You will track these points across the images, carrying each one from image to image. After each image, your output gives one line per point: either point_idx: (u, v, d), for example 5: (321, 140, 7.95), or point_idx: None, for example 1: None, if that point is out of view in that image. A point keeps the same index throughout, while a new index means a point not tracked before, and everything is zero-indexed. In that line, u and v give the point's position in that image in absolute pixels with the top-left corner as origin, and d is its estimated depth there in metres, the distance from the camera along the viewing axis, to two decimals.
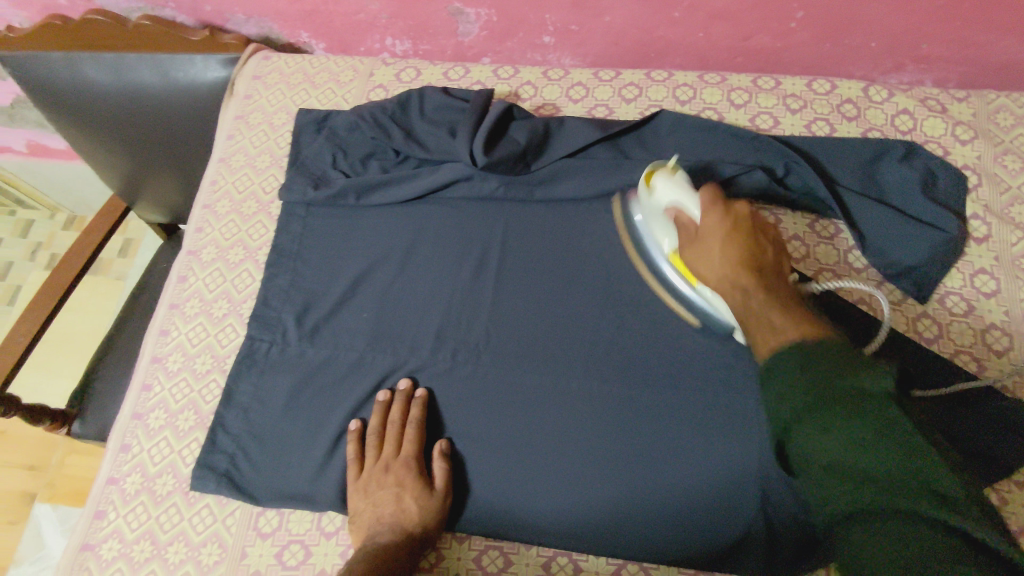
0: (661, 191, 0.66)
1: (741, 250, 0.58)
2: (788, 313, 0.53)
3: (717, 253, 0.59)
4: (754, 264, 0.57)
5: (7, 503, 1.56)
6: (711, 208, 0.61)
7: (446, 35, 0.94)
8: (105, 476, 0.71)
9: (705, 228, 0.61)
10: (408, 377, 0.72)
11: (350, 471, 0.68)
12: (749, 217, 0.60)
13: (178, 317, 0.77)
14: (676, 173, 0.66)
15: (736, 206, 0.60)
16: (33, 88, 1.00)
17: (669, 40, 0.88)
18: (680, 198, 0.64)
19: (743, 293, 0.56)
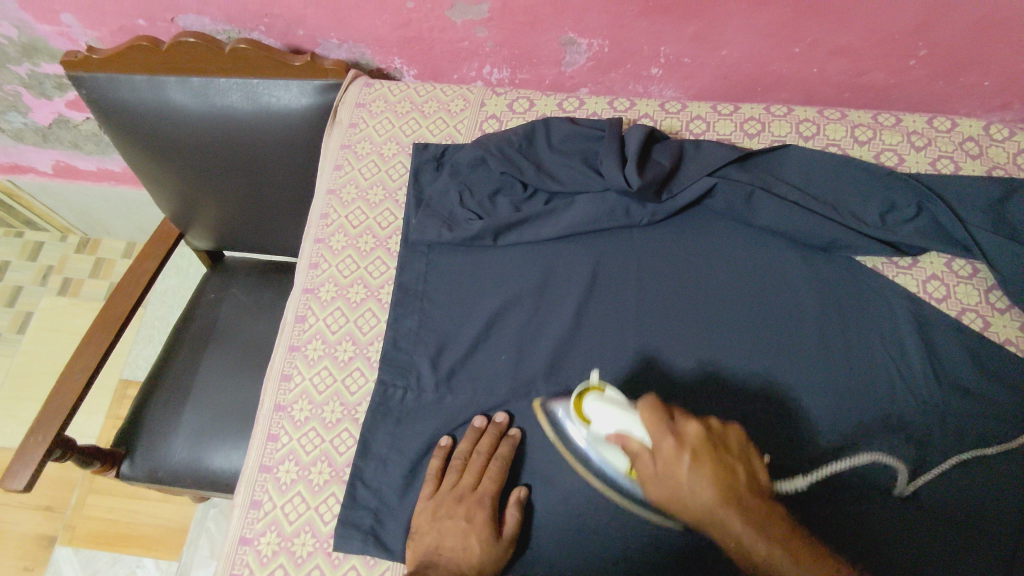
0: (601, 422, 0.61)
1: (716, 472, 0.53)
2: (798, 553, 0.51)
3: (685, 478, 0.53)
4: (732, 493, 0.53)
5: (22, 547, 1.44)
6: (660, 432, 0.55)
7: (549, 64, 0.92)
8: (237, 536, 0.67)
9: (667, 462, 0.54)
10: (505, 412, 0.70)
11: (425, 486, 0.67)
12: (701, 435, 0.55)
13: (301, 360, 0.74)
14: (607, 392, 0.63)
15: (690, 427, 0.55)
16: (108, 112, 0.95)
17: (782, 74, 0.88)
18: (630, 425, 0.59)
19: (726, 530, 0.52)
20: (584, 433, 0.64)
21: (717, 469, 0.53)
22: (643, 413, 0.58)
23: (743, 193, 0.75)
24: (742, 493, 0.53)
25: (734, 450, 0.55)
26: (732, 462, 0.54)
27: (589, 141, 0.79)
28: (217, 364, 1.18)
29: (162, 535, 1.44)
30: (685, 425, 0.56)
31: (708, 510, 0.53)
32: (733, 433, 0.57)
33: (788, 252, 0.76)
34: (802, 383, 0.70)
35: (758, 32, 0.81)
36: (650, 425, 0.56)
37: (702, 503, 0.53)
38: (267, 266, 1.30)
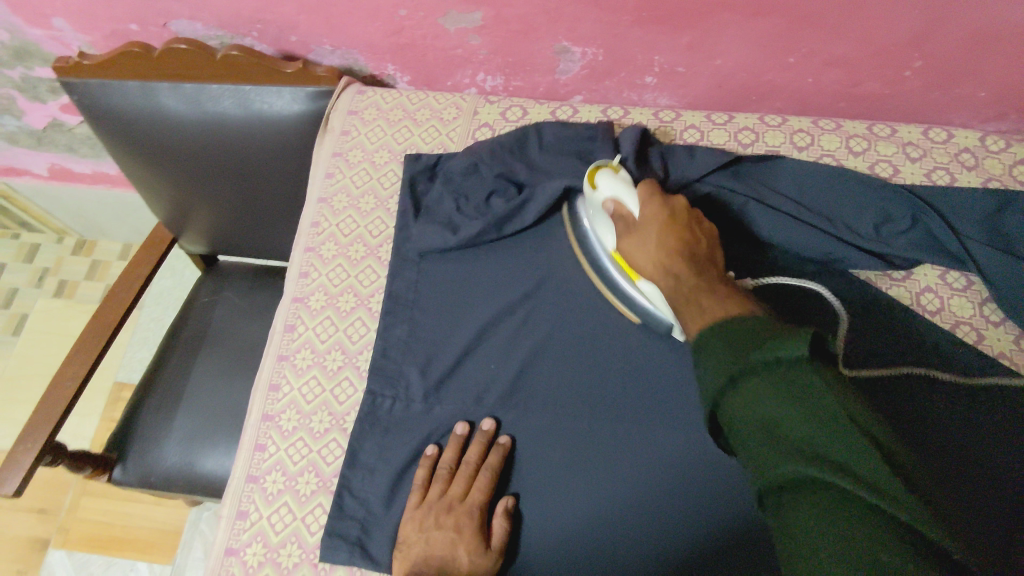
0: (603, 189, 0.67)
1: (678, 231, 0.61)
2: (717, 295, 0.55)
3: (652, 233, 0.62)
4: (685, 253, 0.60)
5: (15, 550, 1.44)
6: (648, 200, 0.64)
7: (543, 72, 0.92)
8: (223, 547, 0.66)
9: (643, 219, 0.63)
10: (493, 417, 0.69)
11: (411, 496, 0.67)
12: (680, 209, 0.63)
13: (289, 369, 0.74)
14: (619, 172, 0.68)
15: (674, 201, 0.64)
16: (100, 117, 0.94)
17: (776, 84, 0.87)
18: (619, 194, 0.66)
19: (669, 269, 0.59)
20: (586, 198, 0.70)
21: (680, 233, 0.61)
22: (642, 188, 0.66)
23: (736, 204, 0.75)
24: (696, 254, 0.60)
25: (704, 229, 0.63)
26: (697, 229, 0.62)
27: (582, 143, 0.79)
28: (211, 367, 1.18)
29: (156, 538, 1.43)
30: (673, 199, 0.65)
31: (660, 258, 0.60)
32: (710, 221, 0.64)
33: (784, 260, 0.76)
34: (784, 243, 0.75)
35: (753, 42, 0.81)
36: (644, 195, 0.64)
37: (655, 255, 0.61)
38: (261, 270, 1.30)
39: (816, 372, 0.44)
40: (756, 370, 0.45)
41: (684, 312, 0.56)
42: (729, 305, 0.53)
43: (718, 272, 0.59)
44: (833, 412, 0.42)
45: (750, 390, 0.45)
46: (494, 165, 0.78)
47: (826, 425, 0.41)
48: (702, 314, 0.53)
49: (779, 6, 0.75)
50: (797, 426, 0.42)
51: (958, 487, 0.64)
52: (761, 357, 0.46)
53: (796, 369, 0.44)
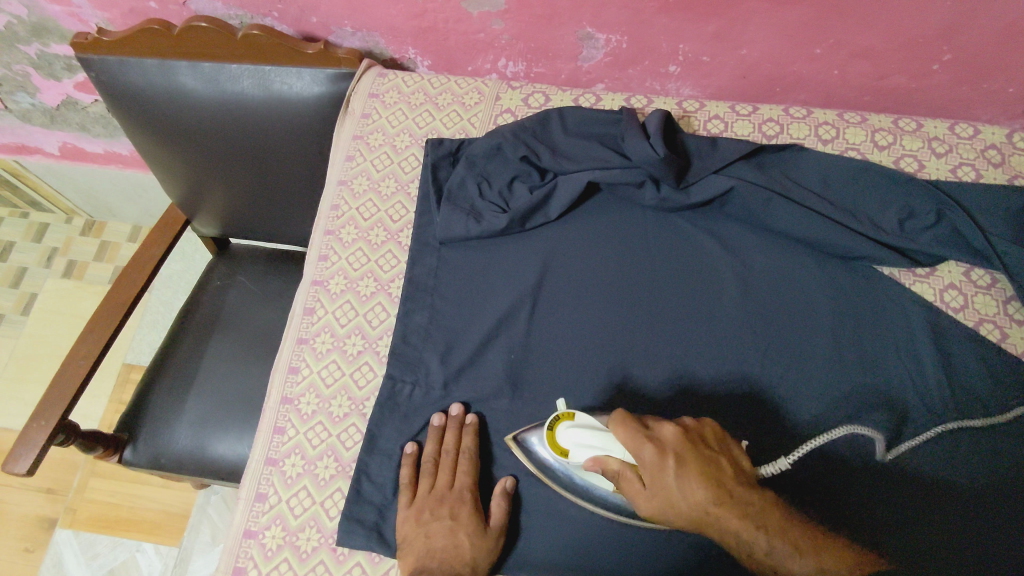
0: (579, 450, 0.61)
1: (700, 463, 0.56)
2: (791, 538, 0.53)
3: (674, 478, 0.55)
4: (717, 480, 0.55)
5: (23, 528, 1.44)
6: (641, 448, 0.57)
7: (566, 59, 0.91)
8: (241, 528, 0.66)
9: (656, 481, 0.56)
10: (460, 404, 0.70)
11: (401, 497, 0.66)
12: (681, 437, 0.57)
13: (309, 353, 0.73)
14: (578, 419, 0.63)
15: (664, 431, 0.58)
16: (118, 96, 0.94)
17: (802, 75, 0.86)
18: (607, 446, 0.60)
19: (724, 527, 0.53)
20: (559, 464, 0.64)
21: (703, 465, 0.56)
22: (617, 434, 0.59)
23: (761, 197, 0.74)
24: (730, 484, 0.55)
25: (714, 445, 0.58)
26: (712, 452, 0.57)
27: (604, 125, 0.79)
28: (221, 351, 1.17)
29: (162, 520, 1.44)
30: (660, 430, 0.58)
31: (705, 509, 0.54)
32: (708, 426, 0.59)
33: (809, 257, 0.75)
34: (777, 372, 0.70)
35: (780, 32, 0.80)
36: (631, 444, 0.58)
37: (695, 507, 0.55)
38: (274, 255, 1.29)
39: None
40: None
41: (773, 574, 0.53)
42: (824, 560, 0.53)
43: (758, 491, 0.56)
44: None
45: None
46: (517, 147, 0.77)
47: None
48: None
49: None
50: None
51: (967, 519, 0.64)
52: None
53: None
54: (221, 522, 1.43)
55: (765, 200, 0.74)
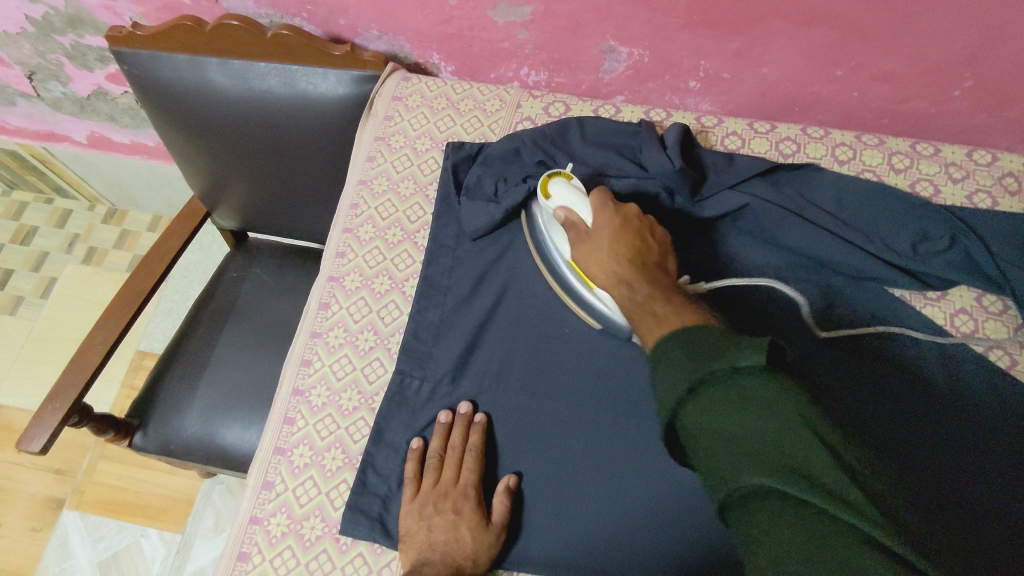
0: (557, 198, 0.68)
1: (630, 239, 0.62)
2: (671, 305, 0.55)
3: (606, 242, 0.63)
4: (638, 257, 0.61)
5: (30, 508, 1.46)
6: (601, 210, 0.65)
7: (588, 70, 0.92)
8: (248, 514, 0.67)
9: (596, 228, 0.65)
10: (469, 401, 0.70)
11: (406, 489, 0.67)
12: (632, 215, 0.64)
13: (322, 346, 0.75)
14: (570, 180, 0.70)
15: (627, 209, 0.65)
16: (147, 88, 0.96)
17: (821, 96, 0.87)
18: (574, 202, 0.67)
19: (621, 277, 0.60)
20: (539, 201, 0.71)
21: (633, 242, 0.62)
22: (592, 198, 0.67)
23: (775, 216, 0.75)
24: (651, 261, 0.61)
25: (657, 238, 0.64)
26: (652, 239, 0.63)
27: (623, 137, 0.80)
28: (234, 341, 1.19)
29: (167, 506, 1.46)
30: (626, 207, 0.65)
31: (618, 262, 0.61)
32: (663, 231, 0.65)
33: (816, 275, 0.76)
34: (759, 258, 0.78)
35: (801, 52, 0.81)
36: (597, 203, 0.66)
37: (614, 258, 0.62)
38: (290, 250, 1.31)
39: (774, 383, 0.42)
40: (722, 376, 0.43)
41: (641, 310, 0.57)
42: (677, 308, 0.54)
43: (668, 279, 0.60)
44: (796, 447, 0.39)
45: (702, 403, 0.44)
46: (536, 152, 0.78)
47: (803, 448, 0.39)
48: (658, 319, 0.54)
49: (831, 17, 0.75)
50: (732, 428, 0.41)
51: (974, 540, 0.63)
52: (719, 366, 0.44)
53: (757, 378, 0.42)
54: (225, 510, 1.45)
55: (779, 216, 0.75)
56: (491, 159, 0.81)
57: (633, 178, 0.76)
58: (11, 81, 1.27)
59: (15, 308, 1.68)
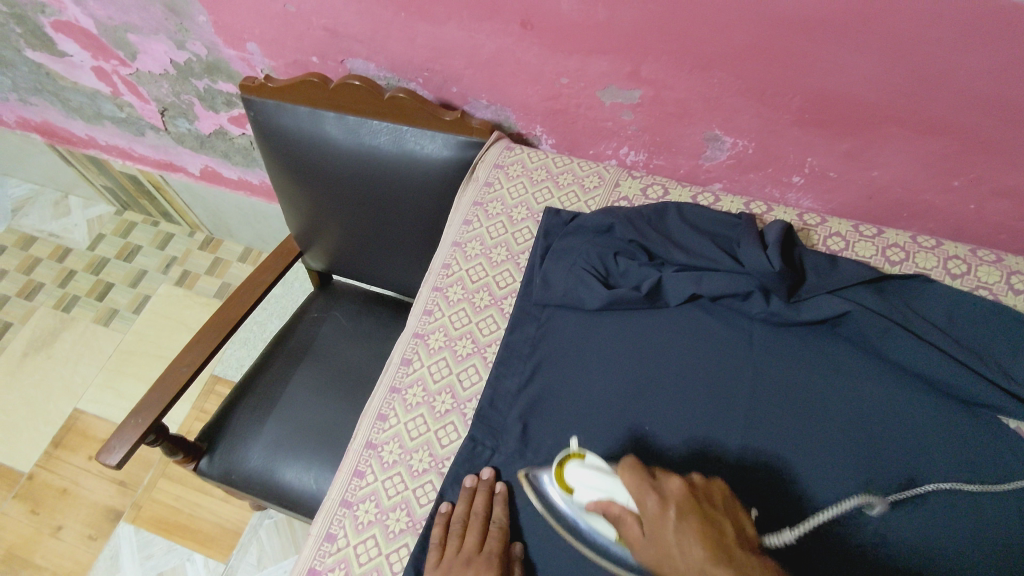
0: (584, 490, 0.59)
1: (701, 517, 0.50)
2: None
3: (670, 529, 0.50)
4: (713, 540, 0.48)
5: (90, 515, 1.50)
6: (644, 497, 0.53)
7: (688, 156, 0.92)
8: (306, 565, 0.67)
9: (651, 533, 0.51)
10: (492, 468, 0.69)
11: (430, 556, 0.64)
12: (686, 489, 0.53)
13: (399, 403, 0.75)
14: (587, 457, 0.61)
15: (669, 483, 0.54)
16: (268, 134, 1.03)
17: (934, 205, 0.83)
18: (611, 488, 0.57)
19: None
20: (567, 504, 0.62)
21: (705, 528, 0.49)
22: (624, 475, 0.56)
23: (879, 327, 0.70)
24: (732, 549, 0.48)
25: (720, 506, 0.53)
26: (719, 513, 0.52)
27: (722, 226, 0.80)
28: (306, 379, 1.22)
29: (216, 535, 1.47)
30: (667, 482, 0.54)
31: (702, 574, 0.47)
32: (718, 488, 0.55)
33: (922, 399, 0.69)
34: (794, 448, 0.67)
35: (916, 159, 0.79)
36: (633, 487, 0.55)
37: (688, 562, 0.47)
38: (370, 297, 1.35)
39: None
40: None
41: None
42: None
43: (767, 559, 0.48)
44: None
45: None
46: (629, 229, 0.78)
47: None
48: None
49: (953, 129, 0.73)
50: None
51: None
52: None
53: None
54: (269, 547, 1.45)
55: (885, 329, 0.70)
56: (583, 228, 0.82)
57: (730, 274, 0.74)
58: (146, 115, 1.40)
59: (110, 319, 1.78)
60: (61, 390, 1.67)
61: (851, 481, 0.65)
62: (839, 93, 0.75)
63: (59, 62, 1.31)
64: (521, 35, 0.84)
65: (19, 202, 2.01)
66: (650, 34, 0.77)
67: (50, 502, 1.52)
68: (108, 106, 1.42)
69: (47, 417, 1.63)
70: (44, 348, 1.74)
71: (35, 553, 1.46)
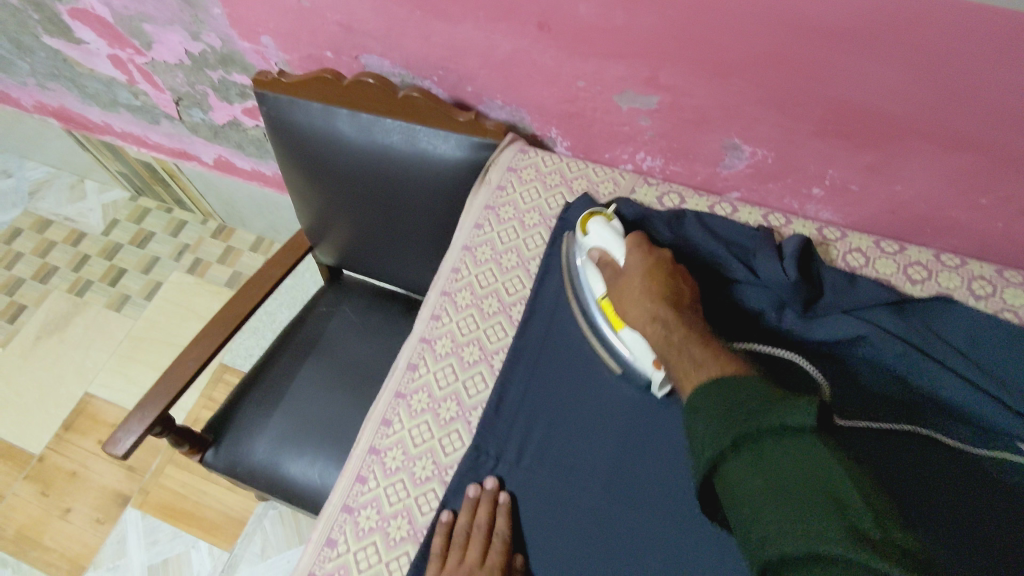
0: (596, 237, 0.76)
1: (664, 274, 0.69)
2: (707, 349, 0.60)
3: (640, 279, 0.69)
4: (668, 297, 0.66)
5: (98, 499, 1.52)
6: (633, 253, 0.72)
7: (706, 163, 0.90)
8: (306, 570, 0.67)
9: (627, 267, 0.71)
10: (495, 477, 0.68)
11: (431, 565, 0.64)
12: (666, 259, 0.70)
13: (404, 409, 0.74)
14: (612, 221, 0.76)
15: (658, 251, 0.71)
16: (280, 129, 1.02)
17: (959, 222, 0.81)
18: (610, 242, 0.74)
19: (662, 321, 0.64)
20: (577, 246, 0.78)
21: (662, 287, 0.67)
22: (628, 237, 0.74)
23: (894, 347, 0.69)
24: (685, 304, 0.66)
25: (688, 282, 0.69)
26: (683, 281, 0.69)
27: (742, 236, 0.79)
28: (315, 373, 1.22)
29: (222, 523, 1.48)
30: (658, 251, 0.72)
31: (656, 315, 0.65)
32: (688, 274, 0.71)
33: (942, 425, 0.68)
34: None
35: (941, 175, 0.76)
36: (631, 245, 0.73)
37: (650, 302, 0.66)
38: (380, 293, 1.34)
39: (809, 448, 0.47)
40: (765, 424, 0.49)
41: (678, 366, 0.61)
42: (721, 361, 0.58)
43: (699, 319, 0.65)
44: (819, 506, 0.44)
45: (743, 467, 0.49)
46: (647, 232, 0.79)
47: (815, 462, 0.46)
48: (694, 365, 0.59)
49: (981, 145, 0.71)
50: (778, 526, 0.45)
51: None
52: (752, 411, 0.50)
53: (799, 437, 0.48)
54: (274, 536, 1.46)
55: (901, 348, 0.69)
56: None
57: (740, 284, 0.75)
58: (160, 104, 1.40)
59: (122, 305, 1.79)
60: (72, 373, 1.69)
61: None
62: (864, 105, 0.73)
63: (74, 49, 1.31)
64: (538, 37, 0.82)
65: (36, 185, 2.03)
66: (669, 40, 0.75)
67: (59, 484, 1.54)
68: (124, 94, 1.43)
69: (58, 400, 1.65)
70: (58, 332, 1.76)
71: (44, 534, 1.48)
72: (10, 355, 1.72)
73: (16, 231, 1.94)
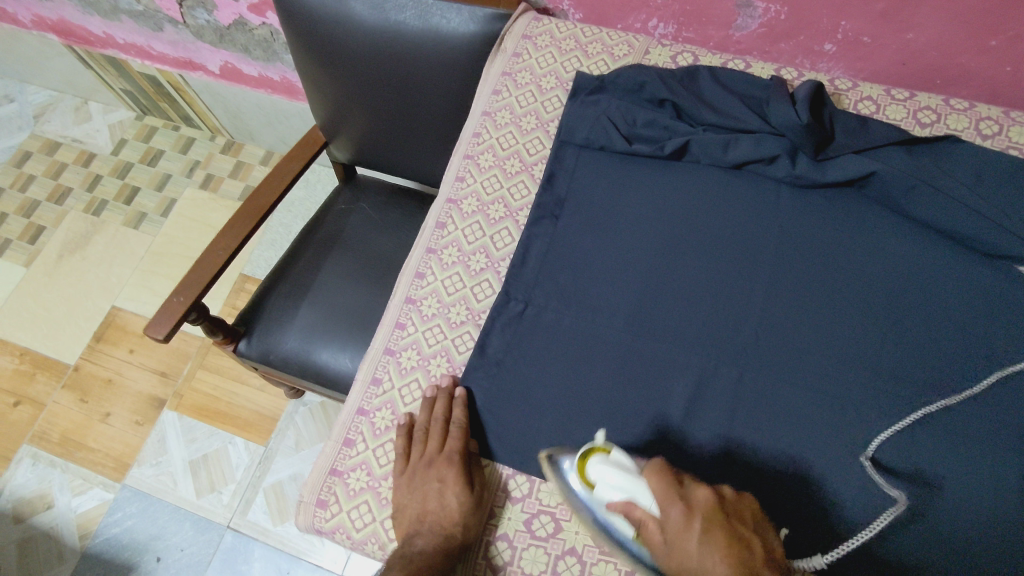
0: (606, 489, 0.57)
1: (727, 535, 0.50)
2: None
3: (698, 551, 0.50)
4: (756, 575, 0.48)
5: (135, 403, 1.59)
6: (670, 503, 0.53)
7: (718, 26, 0.91)
8: (355, 406, 0.73)
9: (674, 538, 0.52)
10: (449, 376, 0.72)
11: (395, 464, 0.67)
12: (712, 502, 0.53)
13: (435, 262, 0.79)
14: (611, 454, 0.59)
15: (697, 491, 0.54)
16: (291, 13, 0.97)
17: (969, 68, 0.83)
18: (634, 490, 0.56)
19: None
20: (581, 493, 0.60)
21: (731, 541, 0.50)
22: (651, 484, 0.55)
23: (906, 184, 0.72)
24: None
25: (748, 522, 0.53)
26: (744, 524, 0.52)
27: (754, 88, 0.80)
28: (339, 266, 1.26)
29: (255, 421, 1.56)
30: (694, 491, 0.54)
31: None
32: (745, 503, 0.55)
33: (952, 254, 0.71)
34: (812, 268, 0.72)
35: (954, 19, 0.77)
36: (662, 497, 0.54)
37: None
38: (394, 190, 1.37)
39: None
40: None
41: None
42: None
43: None
44: None
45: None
46: (661, 88, 0.80)
47: None
48: None
49: None
50: None
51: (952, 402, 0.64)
52: None
53: None
54: (306, 431, 1.54)
55: (912, 183, 0.72)
56: (615, 86, 0.83)
57: (757, 133, 0.77)
58: (163, 7, 1.38)
59: (138, 222, 1.82)
60: (98, 288, 1.74)
61: (858, 305, 0.70)
62: None
63: None
64: None
65: (40, 108, 2.02)
66: None
67: (96, 391, 1.61)
68: None
69: (87, 314, 1.70)
70: (79, 251, 1.79)
71: (87, 436, 1.55)
72: (35, 274, 1.76)
73: (26, 155, 1.95)
